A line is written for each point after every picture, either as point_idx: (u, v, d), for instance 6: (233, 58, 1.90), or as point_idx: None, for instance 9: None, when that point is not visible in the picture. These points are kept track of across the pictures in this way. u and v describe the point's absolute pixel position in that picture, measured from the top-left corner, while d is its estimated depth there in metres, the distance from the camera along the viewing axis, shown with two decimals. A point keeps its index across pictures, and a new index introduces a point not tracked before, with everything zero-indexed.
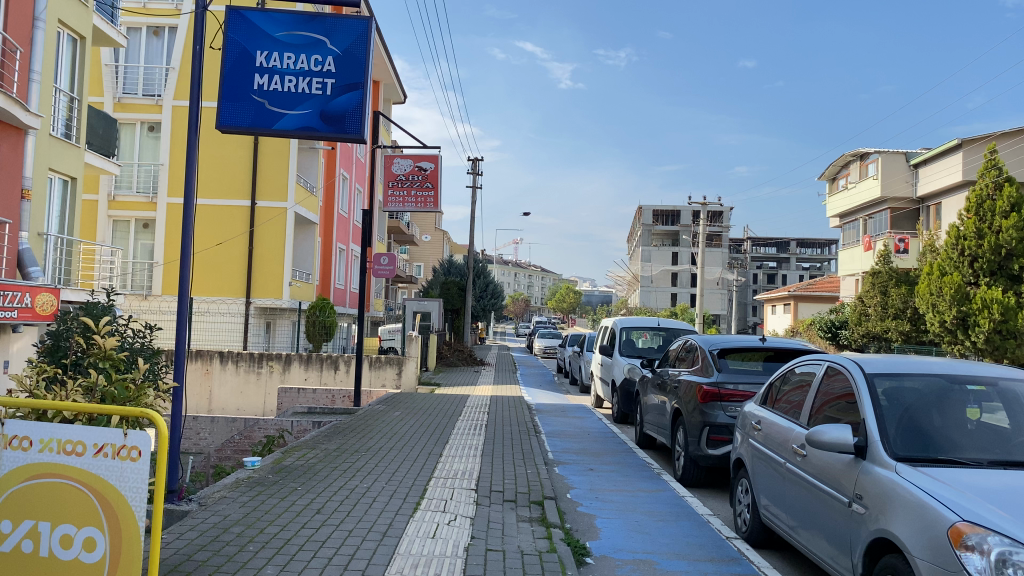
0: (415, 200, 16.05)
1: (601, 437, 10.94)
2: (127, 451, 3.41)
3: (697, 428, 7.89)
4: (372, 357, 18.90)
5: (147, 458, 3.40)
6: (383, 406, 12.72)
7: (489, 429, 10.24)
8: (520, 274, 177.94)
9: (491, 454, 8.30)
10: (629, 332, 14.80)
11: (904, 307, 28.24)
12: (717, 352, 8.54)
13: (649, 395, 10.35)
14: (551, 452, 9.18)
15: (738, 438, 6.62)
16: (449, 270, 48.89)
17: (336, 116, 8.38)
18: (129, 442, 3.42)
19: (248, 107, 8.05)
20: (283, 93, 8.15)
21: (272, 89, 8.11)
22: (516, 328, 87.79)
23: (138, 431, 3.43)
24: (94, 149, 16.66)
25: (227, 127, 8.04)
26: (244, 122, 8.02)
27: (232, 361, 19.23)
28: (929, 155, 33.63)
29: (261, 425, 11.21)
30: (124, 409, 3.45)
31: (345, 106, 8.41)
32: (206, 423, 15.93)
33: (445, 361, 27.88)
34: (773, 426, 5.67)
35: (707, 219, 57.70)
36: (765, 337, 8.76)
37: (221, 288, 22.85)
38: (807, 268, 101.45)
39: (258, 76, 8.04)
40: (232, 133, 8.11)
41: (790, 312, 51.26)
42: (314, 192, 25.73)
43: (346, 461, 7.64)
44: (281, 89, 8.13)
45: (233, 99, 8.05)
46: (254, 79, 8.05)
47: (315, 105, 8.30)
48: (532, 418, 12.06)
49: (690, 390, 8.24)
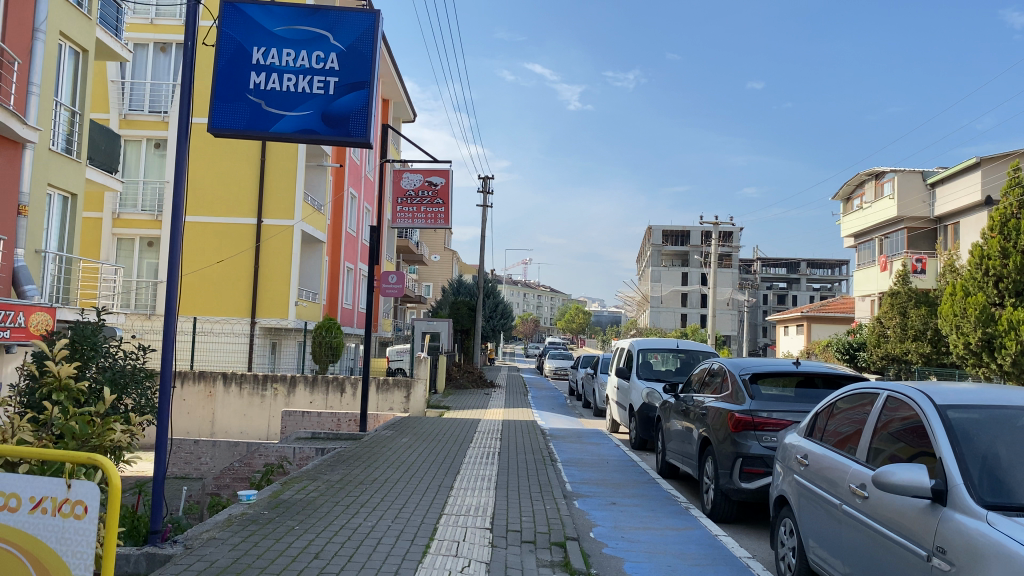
0: (425, 216, 15.58)
1: (620, 465, 10.35)
2: (71, 508, 3.09)
3: (729, 460, 7.31)
4: (379, 380, 18.35)
5: (93, 517, 3.08)
6: (391, 431, 12.16)
7: (504, 457, 9.66)
8: (528, 294, 177.45)
9: (506, 487, 7.73)
10: (646, 354, 14.25)
11: (924, 328, 27.58)
12: (748, 377, 7.94)
13: (672, 421, 9.77)
14: (569, 484, 8.60)
15: (779, 473, 6.02)
16: (458, 290, 48.40)
17: (337, 117, 7.96)
18: (73, 497, 3.10)
19: (244, 108, 7.78)
20: (281, 93, 7.82)
21: (269, 88, 7.80)
22: (524, 348, 87.11)
23: (82, 483, 3.10)
24: (96, 164, 16.24)
25: (220, 129, 7.79)
26: (240, 124, 7.75)
27: (236, 383, 18.75)
28: (947, 174, 33.06)
29: (261, 451, 10.68)
30: (69, 456, 3.09)
31: (348, 107, 7.98)
32: (207, 447, 15.40)
33: (455, 383, 27.29)
34: (824, 464, 5.07)
35: (719, 240, 57.12)
36: (798, 362, 8.16)
37: (224, 307, 22.37)
38: (819, 289, 100.56)
39: (255, 74, 7.79)
40: (227, 135, 7.85)
41: (804, 333, 50.49)
42: (322, 210, 25.32)
43: (349, 495, 7.07)
44: (279, 88, 7.81)
45: (228, 99, 7.79)
46: (250, 78, 7.78)
47: (316, 106, 7.92)
48: (547, 445, 11.47)
49: (720, 418, 7.66)
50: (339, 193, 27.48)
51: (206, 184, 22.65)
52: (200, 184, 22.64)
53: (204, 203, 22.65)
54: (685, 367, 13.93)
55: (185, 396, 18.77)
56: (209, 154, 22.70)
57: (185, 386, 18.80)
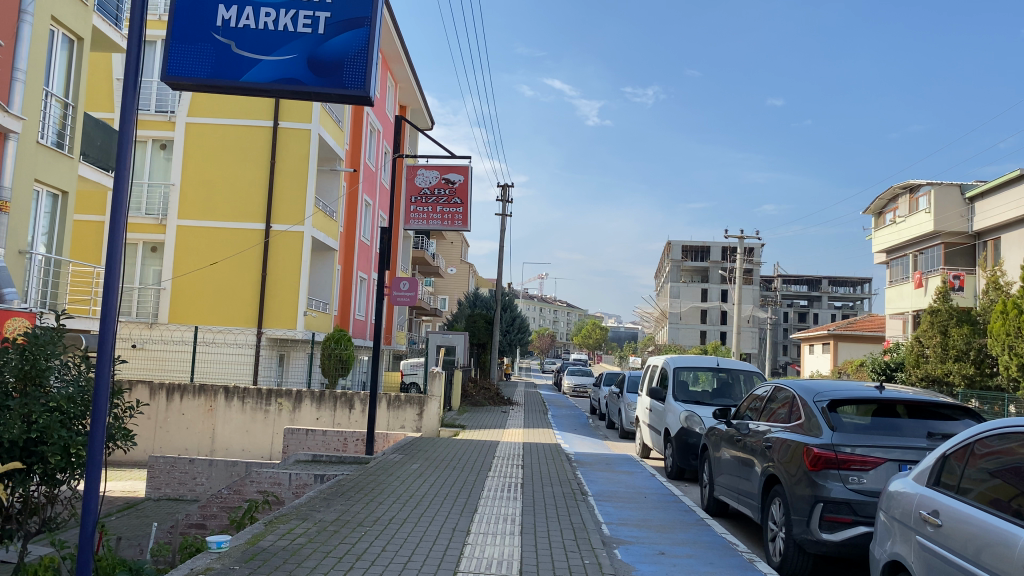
0: (441, 217, 14.33)
1: (660, 501, 9.08)
2: None
3: (807, 506, 6.06)
4: (390, 396, 17.11)
5: None
6: (399, 455, 10.89)
7: (527, 491, 8.38)
8: (545, 310, 176.07)
9: (533, 533, 6.47)
10: (683, 373, 12.96)
11: (967, 349, 26.07)
12: (824, 403, 6.64)
13: (723, 452, 8.50)
14: (604, 527, 7.34)
15: (885, 531, 4.73)
16: (474, 303, 47.19)
17: (327, 64, 6.94)
18: None
19: (209, 51, 6.83)
20: (257, 33, 6.82)
21: (241, 26, 6.83)
22: (540, 364, 85.59)
23: None
24: (90, 161, 15.06)
25: (178, 78, 6.85)
26: (202, 73, 6.80)
27: (239, 398, 17.63)
28: (986, 187, 31.70)
29: (253, 476, 9.47)
30: None
31: (341, 53, 6.99)
32: (203, 466, 14.28)
33: (471, 400, 25.99)
34: (970, 530, 3.79)
35: (744, 256, 55.61)
36: (880, 387, 6.84)
37: (225, 316, 21.24)
38: (840, 307, 98.58)
39: (225, 9, 6.81)
40: (185, 84, 6.88)
41: (830, 352, 48.85)
42: (334, 216, 24.26)
43: (345, 541, 5.82)
44: (254, 28, 6.82)
45: (189, 41, 6.83)
46: (218, 13, 6.82)
47: (302, 48, 6.90)
48: (574, 474, 10.14)
49: (794, 454, 6.41)
50: (353, 199, 26.53)
51: (212, 188, 21.62)
52: (206, 186, 21.61)
53: (211, 207, 21.57)
54: (724, 388, 12.63)
55: (184, 410, 17.61)
56: (216, 156, 21.63)
57: (185, 399, 17.64)
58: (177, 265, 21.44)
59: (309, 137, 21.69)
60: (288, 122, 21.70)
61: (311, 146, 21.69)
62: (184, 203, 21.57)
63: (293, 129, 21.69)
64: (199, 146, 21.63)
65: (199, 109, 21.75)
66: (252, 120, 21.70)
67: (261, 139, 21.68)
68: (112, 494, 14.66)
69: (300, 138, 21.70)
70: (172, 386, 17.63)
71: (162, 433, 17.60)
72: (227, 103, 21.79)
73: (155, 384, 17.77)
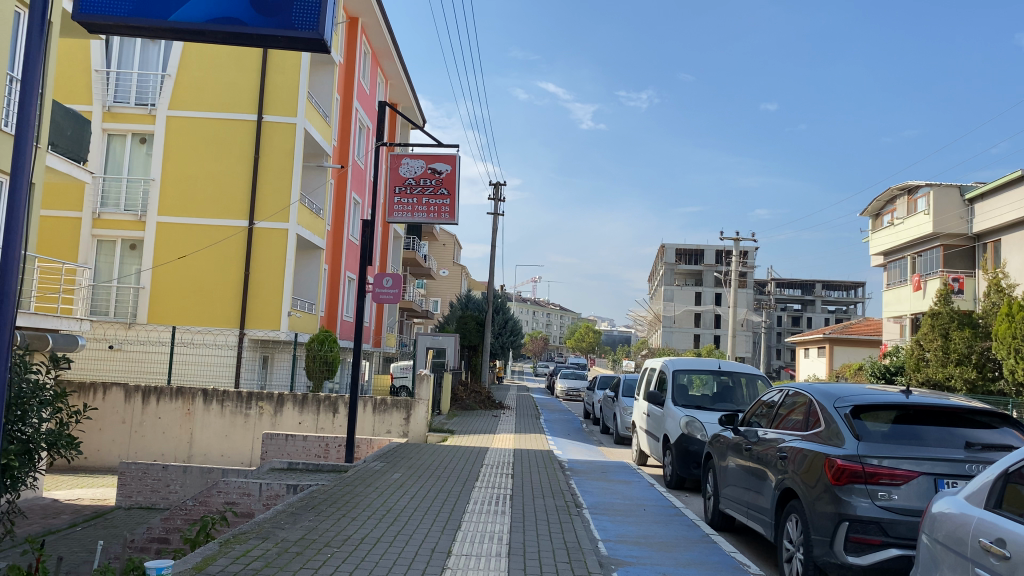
0: (426, 209, 12.52)
1: (662, 514, 8.41)
2: None
3: (829, 525, 5.40)
4: (376, 400, 16.41)
5: None
6: (381, 464, 10.16)
7: (516, 505, 7.68)
8: (538, 313, 175.34)
9: (522, 554, 5.77)
10: (681, 376, 12.27)
11: (968, 352, 25.44)
12: (847, 409, 5.96)
13: (729, 461, 7.82)
14: (602, 545, 6.68)
15: (932, 560, 4.05)
16: (466, 304, 46.51)
17: (273, 3, 6.26)
18: None
19: None
20: None
21: None
22: (533, 368, 84.82)
23: None
24: (59, 152, 14.31)
25: (92, 17, 6.25)
26: (121, 11, 6.20)
27: (218, 401, 16.91)
28: (986, 188, 31.16)
29: (220, 487, 8.82)
30: None
31: None
32: (177, 473, 13.58)
33: (461, 404, 25.28)
34: None
35: (739, 259, 55.00)
36: (907, 392, 6.15)
37: (208, 317, 20.54)
38: (833, 311, 98.18)
39: None
40: (101, 23, 6.27)
41: (826, 356, 48.28)
42: (320, 214, 23.56)
43: (307, 566, 5.09)
44: None
45: None
46: None
47: None
48: (568, 484, 9.40)
49: (814, 467, 5.74)
50: (341, 197, 25.84)
51: (193, 183, 20.88)
52: (187, 181, 20.88)
53: (193, 203, 20.84)
54: (724, 392, 11.97)
55: (161, 413, 16.86)
56: (197, 150, 20.90)
57: (162, 403, 16.88)
58: (157, 264, 20.68)
59: (294, 131, 21.00)
60: (273, 116, 21.01)
61: (297, 140, 20.99)
62: (165, 200, 20.84)
63: (278, 123, 21.01)
64: (180, 140, 20.89)
65: (180, 101, 21.00)
66: (235, 114, 21.01)
67: (245, 133, 20.99)
68: (81, 502, 13.90)
69: (285, 132, 21.01)
70: (148, 389, 16.86)
71: (138, 437, 16.84)
72: (209, 95, 21.06)
73: (131, 386, 16.98)
